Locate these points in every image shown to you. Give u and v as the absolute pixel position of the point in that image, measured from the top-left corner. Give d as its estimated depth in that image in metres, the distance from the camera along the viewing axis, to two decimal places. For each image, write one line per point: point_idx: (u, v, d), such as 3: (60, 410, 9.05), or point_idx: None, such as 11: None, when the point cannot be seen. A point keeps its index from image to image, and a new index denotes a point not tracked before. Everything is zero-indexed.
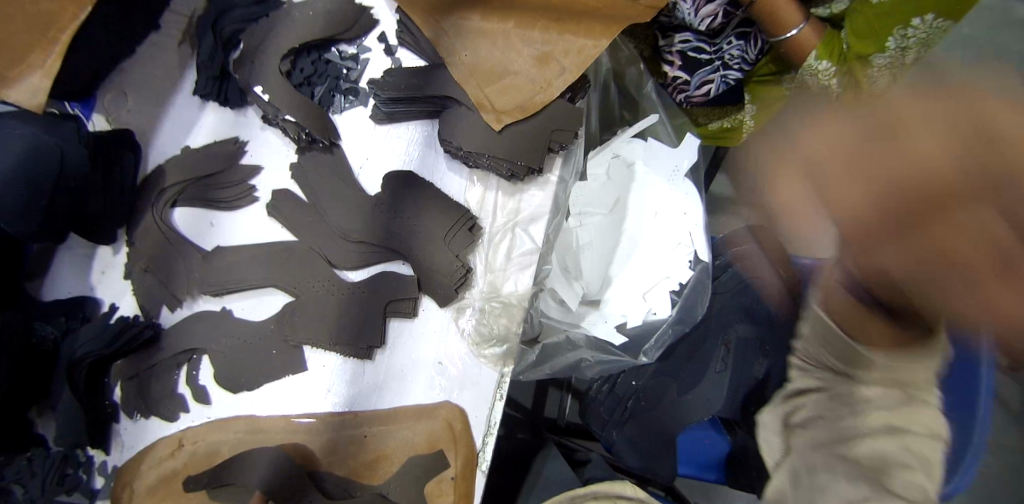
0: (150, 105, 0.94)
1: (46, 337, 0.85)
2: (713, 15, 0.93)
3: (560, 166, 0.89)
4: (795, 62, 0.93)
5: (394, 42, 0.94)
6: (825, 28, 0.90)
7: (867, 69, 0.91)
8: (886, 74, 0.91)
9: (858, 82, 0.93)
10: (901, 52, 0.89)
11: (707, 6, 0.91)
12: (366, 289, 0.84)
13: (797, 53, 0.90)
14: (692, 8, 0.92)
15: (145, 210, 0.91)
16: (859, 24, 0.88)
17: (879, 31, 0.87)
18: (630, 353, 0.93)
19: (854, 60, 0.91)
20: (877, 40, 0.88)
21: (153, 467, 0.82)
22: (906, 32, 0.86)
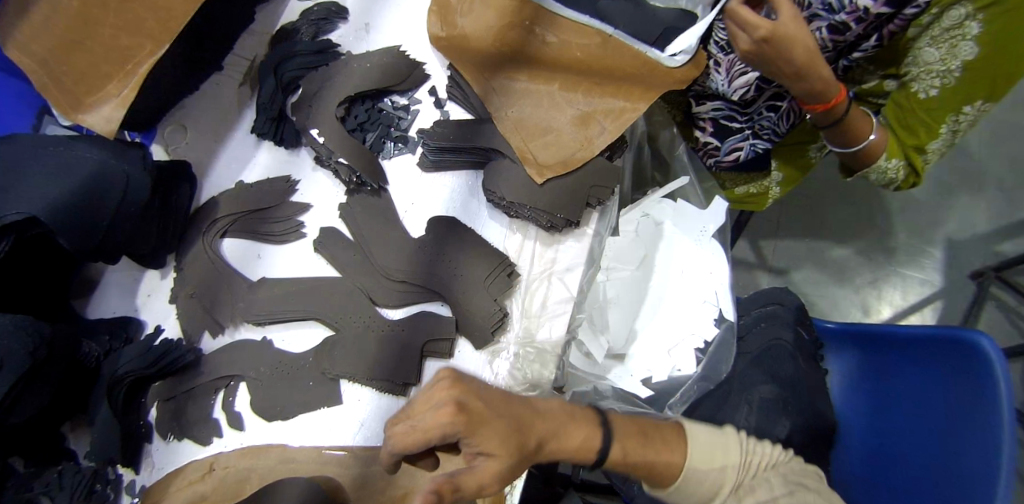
0: (208, 141, 1.00)
1: (91, 355, 0.87)
2: (747, 87, 0.98)
3: (596, 220, 0.93)
4: (861, 164, 0.97)
5: (444, 95, 1.00)
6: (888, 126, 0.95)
7: (924, 155, 0.95)
8: (938, 153, 0.95)
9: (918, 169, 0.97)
10: (953, 134, 0.91)
11: (741, 77, 0.97)
12: (405, 327, 0.88)
13: (868, 159, 0.96)
14: (727, 80, 0.99)
15: (197, 237, 0.95)
16: (909, 118, 0.92)
17: (930, 126, 0.90)
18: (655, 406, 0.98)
19: (913, 151, 0.95)
20: (931, 132, 0.91)
21: (181, 489, 0.83)
22: (958, 118, 0.88)
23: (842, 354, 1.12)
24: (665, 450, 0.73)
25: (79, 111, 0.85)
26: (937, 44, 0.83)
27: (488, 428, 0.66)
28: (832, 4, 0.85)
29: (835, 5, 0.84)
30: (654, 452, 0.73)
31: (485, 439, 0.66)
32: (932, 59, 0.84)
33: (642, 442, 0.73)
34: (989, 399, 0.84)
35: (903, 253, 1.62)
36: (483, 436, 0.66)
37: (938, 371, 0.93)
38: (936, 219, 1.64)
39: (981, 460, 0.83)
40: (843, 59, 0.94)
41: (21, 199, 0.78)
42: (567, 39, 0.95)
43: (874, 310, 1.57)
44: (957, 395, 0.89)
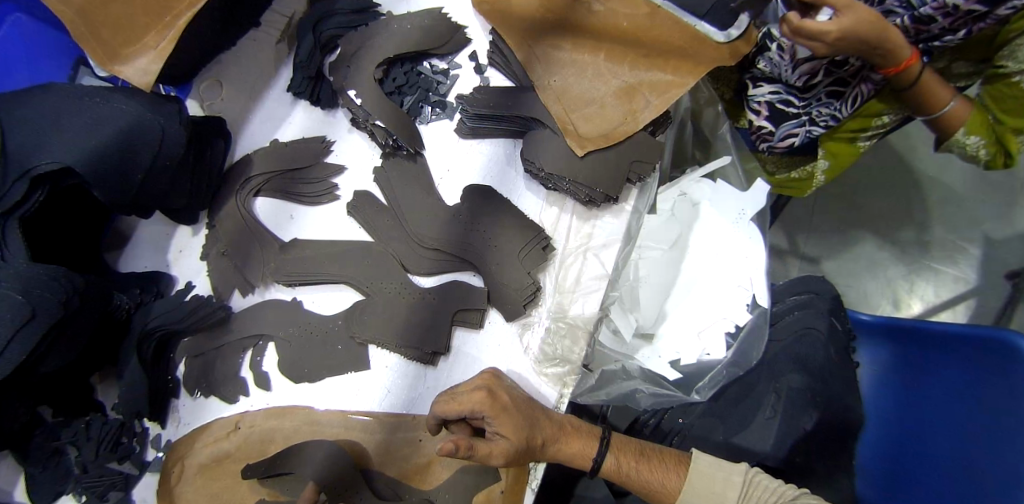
0: (244, 98, 0.98)
1: (121, 307, 0.86)
2: (812, 72, 0.95)
3: (635, 197, 0.91)
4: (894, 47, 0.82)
5: (485, 61, 0.97)
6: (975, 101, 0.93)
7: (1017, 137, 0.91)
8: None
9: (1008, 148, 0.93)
10: None
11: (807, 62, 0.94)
12: (437, 296, 0.86)
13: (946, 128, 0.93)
14: (791, 64, 0.96)
15: (230, 196, 0.94)
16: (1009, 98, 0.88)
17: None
18: (683, 390, 0.95)
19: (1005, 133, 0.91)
20: None
21: (207, 445, 0.84)
22: None
23: (874, 347, 1.09)
24: (662, 477, 0.82)
25: (116, 62, 0.83)
26: None
27: (504, 416, 0.75)
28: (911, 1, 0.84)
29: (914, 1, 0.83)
30: (651, 471, 0.83)
31: (501, 424, 0.74)
32: None
33: (644, 466, 0.83)
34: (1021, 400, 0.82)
35: (938, 247, 1.57)
36: (498, 426, 0.74)
37: (972, 371, 0.90)
38: (976, 215, 1.58)
39: (1009, 463, 0.82)
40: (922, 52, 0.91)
41: (59, 151, 0.78)
42: (613, 8, 0.93)
43: (904, 304, 1.54)
44: (987, 397, 0.87)
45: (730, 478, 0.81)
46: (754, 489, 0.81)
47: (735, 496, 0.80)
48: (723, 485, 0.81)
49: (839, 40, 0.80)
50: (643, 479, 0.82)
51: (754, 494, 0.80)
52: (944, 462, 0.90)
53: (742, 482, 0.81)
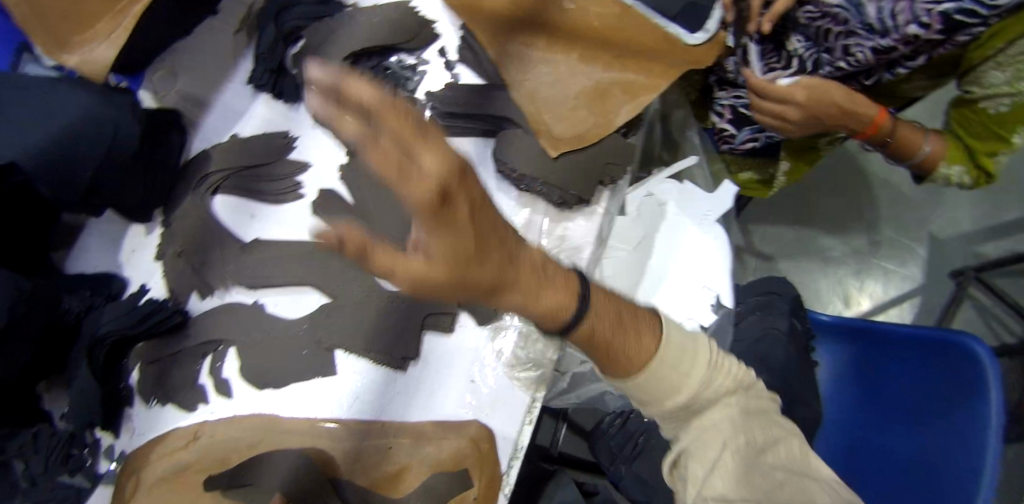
0: (199, 89, 0.93)
1: (70, 312, 0.82)
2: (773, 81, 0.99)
3: (607, 199, 0.90)
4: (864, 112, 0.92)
5: (455, 58, 0.95)
6: (948, 137, 1.00)
7: (992, 159, 0.95)
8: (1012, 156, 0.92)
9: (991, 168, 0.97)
10: None
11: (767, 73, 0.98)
12: (408, 299, 0.84)
13: (923, 166, 1.01)
14: (754, 73, 0.99)
15: (186, 193, 0.89)
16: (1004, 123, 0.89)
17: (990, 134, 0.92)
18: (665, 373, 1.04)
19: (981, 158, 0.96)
20: (1001, 140, 0.91)
21: (163, 457, 0.80)
22: None
23: (833, 346, 1.13)
24: (642, 335, 0.71)
25: (64, 50, 0.79)
26: (1002, 68, 0.84)
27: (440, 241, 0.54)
28: (873, 27, 0.86)
29: (876, 26, 0.86)
30: (628, 335, 0.70)
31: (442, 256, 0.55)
32: (998, 81, 0.86)
33: (619, 327, 0.70)
34: (974, 402, 0.87)
35: (887, 247, 1.64)
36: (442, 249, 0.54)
37: (927, 373, 0.94)
38: (922, 216, 1.65)
39: (960, 461, 0.86)
40: (884, 70, 0.97)
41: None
42: (585, 8, 0.93)
43: (854, 301, 1.60)
44: (941, 398, 0.91)
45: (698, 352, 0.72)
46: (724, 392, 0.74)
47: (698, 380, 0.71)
48: (688, 363, 0.71)
49: (802, 96, 0.91)
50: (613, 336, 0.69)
51: (718, 375, 0.73)
52: (901, 461, 0.94)
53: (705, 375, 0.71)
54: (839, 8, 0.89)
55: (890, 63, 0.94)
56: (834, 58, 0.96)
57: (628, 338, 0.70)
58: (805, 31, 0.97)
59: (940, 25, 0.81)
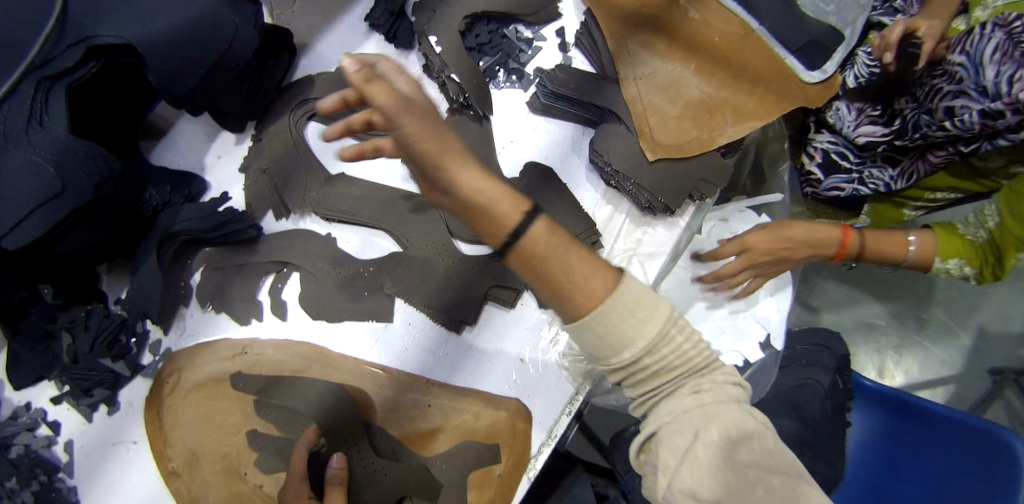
0: (317, 15, 0.94)
1: (150, 203, 0.84)
2: (872, 133, 0.96)
3: (691, 214, 0.89)
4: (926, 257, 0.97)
5: (571, 41, 0.94)
6: (937, 231, 0.97)
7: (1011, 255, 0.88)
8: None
9: (1002, 262, 0.90)
10: None
11: (868, 125, 0.96)
12: (475, 267, 0.83)
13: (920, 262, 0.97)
14: (854, 122, 0.97)
15: (285, 112, 0.90)
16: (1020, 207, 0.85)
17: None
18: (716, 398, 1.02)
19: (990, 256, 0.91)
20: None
21: (208, 363, 0.83)
22: None
23: (869, 411, 1.10)
24: (595, 277, 0.52)
25: None
26: None
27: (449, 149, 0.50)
28: (987, 89, 0.77)
29: (989, 90, 0.77)
30: (581, 266, 0.52)
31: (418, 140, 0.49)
32: None
33: (566, 249, 0.52)
34: (1004, 490, 0.87)
35: (933, 328, 1.60)
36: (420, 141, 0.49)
37: (960, 459, 0.93)
38: (976, 305, 1.61)
39: None
40: (983, 142, 0.86)
41: (121, 26, 0.74)
42: (709, 20, 0.93)
43: (887, 374, 1.57)
44: (971, 489, 0.90)
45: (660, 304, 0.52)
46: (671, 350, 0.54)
47: (656, 330, 0.52)
48: (649, 311, 0.52)
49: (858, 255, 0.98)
50: (556, 264, 0.52)
51: (674, 337, 0.53)
52: None
53: (668, 315, 0.53)
54: (958, 66, 0.81)
55: (993, 134, 0.84)
56: (934, 121, 0.86)
57: (571, 265, 0.52)
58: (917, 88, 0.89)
59: None
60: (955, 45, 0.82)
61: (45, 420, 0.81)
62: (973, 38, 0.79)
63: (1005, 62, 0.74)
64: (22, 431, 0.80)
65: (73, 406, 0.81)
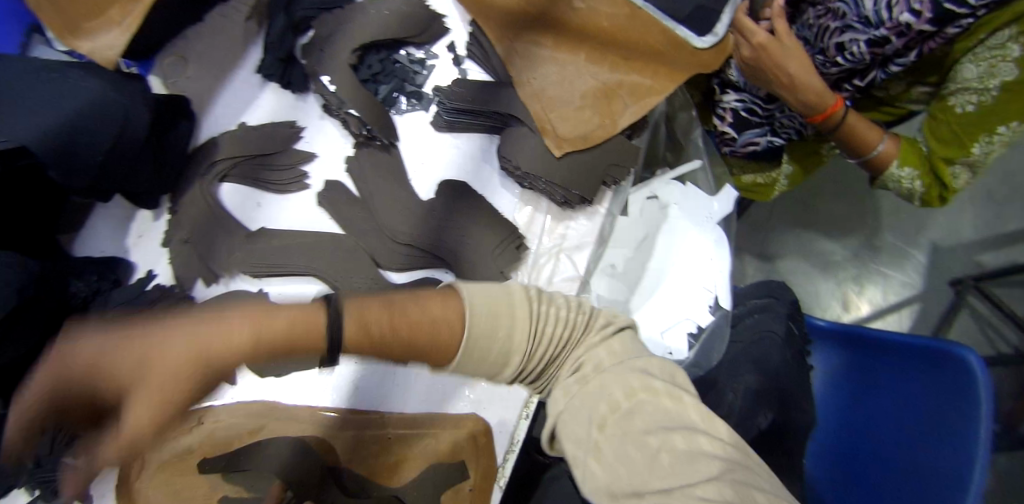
0: (209, 76, 0.94)
1: (77, 295, 0.84)
2: None
3: (609, 200, 0.91)
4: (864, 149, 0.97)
5: (462, 53, 0.95)
6: (902, 140, 0.98)
7: (949, 168, 0.92)
8: (969, 170, 0.91)
9: (944, 178, 0.94)
10: (985, 156, 0.88)
11: None
12: (409, 293, 0.85)
13: (876, 166, 0.99)
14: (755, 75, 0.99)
15: (195, 179, 0.90)
16: (938, 127, 0.92)
17: (960, 139, 0.88)
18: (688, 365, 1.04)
19: (937, 162, 0.93)
20: (960, 147, 0.89)
21: (168, 440, 0.83)
22: (991, 139, 0.85)
23: (827, 352, 1.14)
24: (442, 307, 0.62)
25: (74, 36, 0.82)
26: (976, 62, 0.83)
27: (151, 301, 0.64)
28: (869, 18, 0.84)
29: (872, 18, 0.84)
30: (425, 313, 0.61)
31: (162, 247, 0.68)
32: (970, 75, 0.84)
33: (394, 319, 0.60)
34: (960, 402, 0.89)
35: (888, 253, 1.63)
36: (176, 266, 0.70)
37: (918, 379, 0.96)
38: (922, 222, 1.64)
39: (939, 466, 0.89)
40: (876, 70, 0.93)
41: (7, 129, 0.74)
42: (594, 7, 0.93)
43: (851, 307, 1.58)
44: (930, 405, 0.93)
45: (513, 310, 0.62)
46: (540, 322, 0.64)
47: (522, 338, 0.62)
48: (506, 324, 0.62)
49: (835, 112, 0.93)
50: (385, 300, 0.63)
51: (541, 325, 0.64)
52: (886, 462, 0.97)
53: (521, 296, 0.64)
54: (839, 3, 0.88)
55: (883, 61, 0.91)
56: (828, 59, 0.94)
57: (401, 316, 0.61)
58: (804, 30, 0.98)
59: (930, 13, 0.79)
60: None
61: None
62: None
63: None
64: None
65: None
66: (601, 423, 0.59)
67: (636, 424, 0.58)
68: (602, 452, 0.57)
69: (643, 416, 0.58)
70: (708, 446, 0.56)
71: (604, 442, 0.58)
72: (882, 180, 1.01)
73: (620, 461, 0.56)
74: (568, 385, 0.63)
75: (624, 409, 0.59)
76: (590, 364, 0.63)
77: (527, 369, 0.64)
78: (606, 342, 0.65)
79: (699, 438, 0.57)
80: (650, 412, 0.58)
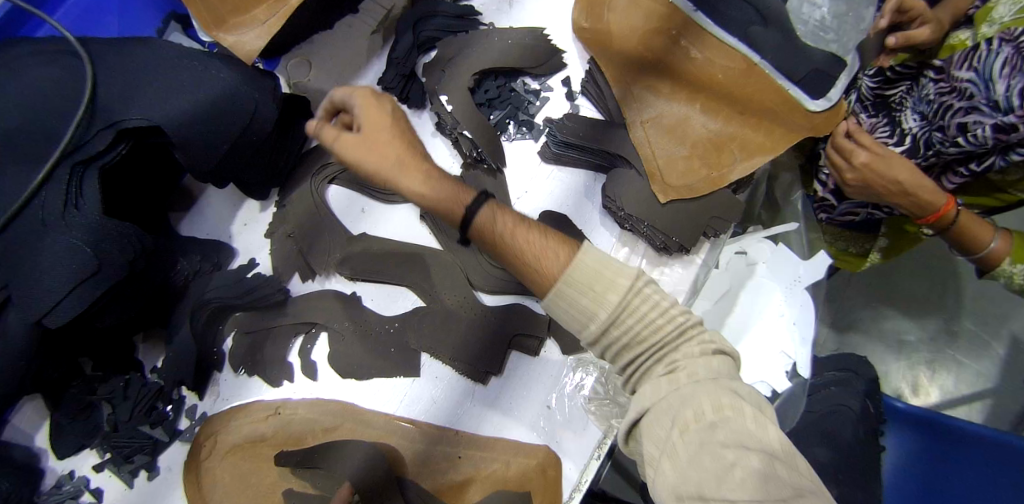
0: (331, 82, 0.98)
1: (181, 273, 0.89)
2: None
3: (707, 251, 0.90)
4: (967, 246, 0.94)
5: (577, 89, 0.97)
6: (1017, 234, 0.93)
7: None
8: None
9: None
10: None
11: None
12: (498, 316, 0.85)
13: (988, 263, 0.93)
14: None
15: (306, 177, 0.93)
16: None
17: None
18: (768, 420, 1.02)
19: None
20: None
21: (243, 424, 0.85)
22: None
23: (903, 435, 1.05)
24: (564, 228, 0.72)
25: (223, 30, 0.86)
26: None
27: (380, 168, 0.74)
28: (999, 102, 0.81)
29: (1002, 103, 0.81)
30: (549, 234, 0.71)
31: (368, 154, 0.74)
32: None
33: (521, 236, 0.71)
34: None
35: (964, 338, 1.44)
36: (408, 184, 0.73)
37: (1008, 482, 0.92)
38: (1004, 313, 1.44)
39: None
40: (997, 156, 0.88)
41: (151, 110, 0.78)
42: (711, 57, 0.95)
43: (921, 392, 1.41)
44: None
45: (615, 277, 0.63)
46: (637, 298, 0.62)
47: (615, 299, 0.62)
48: (604, 286, 0.63)
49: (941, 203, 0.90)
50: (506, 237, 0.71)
51: (636, 305, 0.62)
52: None
53: (627, 286, 0.62)
54: (969, 82, 0.85)
55: (1006, 148, 0.86)
56: (948, 137, 0.90)
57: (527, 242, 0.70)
58: (922, 106, 0.95)
59: None
60: (959, 62, 0.87)
61: (88, 487, 0.85)
62: (979, 55, 0.84)
63: (1014, 76, 0.79)
64: (67, 500, 0.85)
65: (115, 473, 0.85)
66: (684, 428, 0.56)
67: (717, 437, 0.54)
68: (678, 456, 0.54)
69: (729, 431, 0.54)
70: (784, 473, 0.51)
71: (681, 444, 0.55)
72: (992, 274, 0.95)
73: (692, 468, 0.53)
74: (659, 382, 0.60)
75: (708, 420, 0.55)
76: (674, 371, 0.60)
77: (611, 331, 0.62)
78: (706, 354, 0.61)
79: (778, 464, 0.52)
80: (735, 432, 0.54)
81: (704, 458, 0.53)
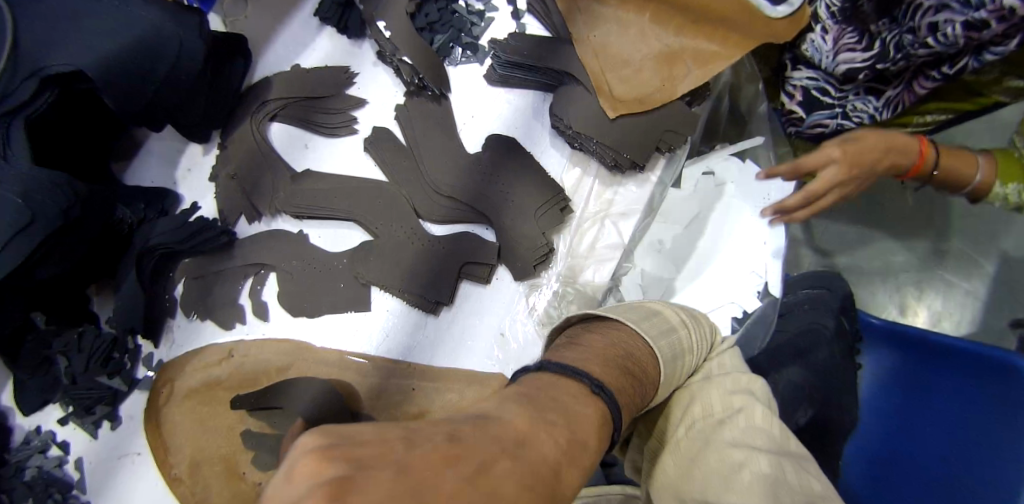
0: (269, 19, 0.93)
1: (124, 221, 0.86)
2: (849, 61, 0.88)
3: (662, 168, 0.88)
4: (954, 181, 0.88)
5: (523, 7, 0.92)
6: (998, 155, 0.88)
7: None
8: None
9: None
10: None
11: (847, 53, 0.88)
12: (447, 246, 0.83)
13: (974, 192, 0.88)
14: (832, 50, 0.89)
15: (246, 117, 0.90)
16: None
17: None
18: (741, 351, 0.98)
19: None
20: None
21: (198, 369, 0.85)
22: None
23: (879, 352, 1.02)
24: (596, 334, 0.57)
25: None
26: None
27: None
28: None
29: None
30: (560, 351, 0.54)
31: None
32: None
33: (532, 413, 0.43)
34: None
35: (953, 259, 1.37)
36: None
37: (970, 385, 0.85)
38: (997, 228, 1.36)
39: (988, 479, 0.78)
40: (969, 57, 0.81)
41: (72, 55, 0.75)
42: None
43: (909, 314, 1.36)
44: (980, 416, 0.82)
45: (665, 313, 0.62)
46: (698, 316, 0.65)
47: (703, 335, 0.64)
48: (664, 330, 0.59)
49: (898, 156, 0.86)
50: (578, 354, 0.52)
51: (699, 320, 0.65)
52: (937, 479, 0.84)
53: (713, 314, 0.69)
54: None
55: (980, 46, 0.80)
56: (915, 40, 0.80)
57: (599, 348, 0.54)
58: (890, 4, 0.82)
59: None
60: None
61: (55, 441, 0.86)
62: None
63: None
64: (34, 454, 0.85)
65: (79, 424, 0.85)
66: (691, 423, 0.58)
67: (722, 434, 0.56)
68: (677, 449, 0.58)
69: (733, 427, 0.56)
70: (795, 479, 0.51)
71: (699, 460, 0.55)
72: (981, 201, 0.90)
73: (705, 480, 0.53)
74: (696, 383, 0.62)
75: (716, 419, 0.57)
76: (696, 409, 0.59)
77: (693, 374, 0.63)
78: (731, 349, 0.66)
79: (787, 466, 0.52)
80: (736, 427, 0.56)
81: (699, 441, 0.56)
